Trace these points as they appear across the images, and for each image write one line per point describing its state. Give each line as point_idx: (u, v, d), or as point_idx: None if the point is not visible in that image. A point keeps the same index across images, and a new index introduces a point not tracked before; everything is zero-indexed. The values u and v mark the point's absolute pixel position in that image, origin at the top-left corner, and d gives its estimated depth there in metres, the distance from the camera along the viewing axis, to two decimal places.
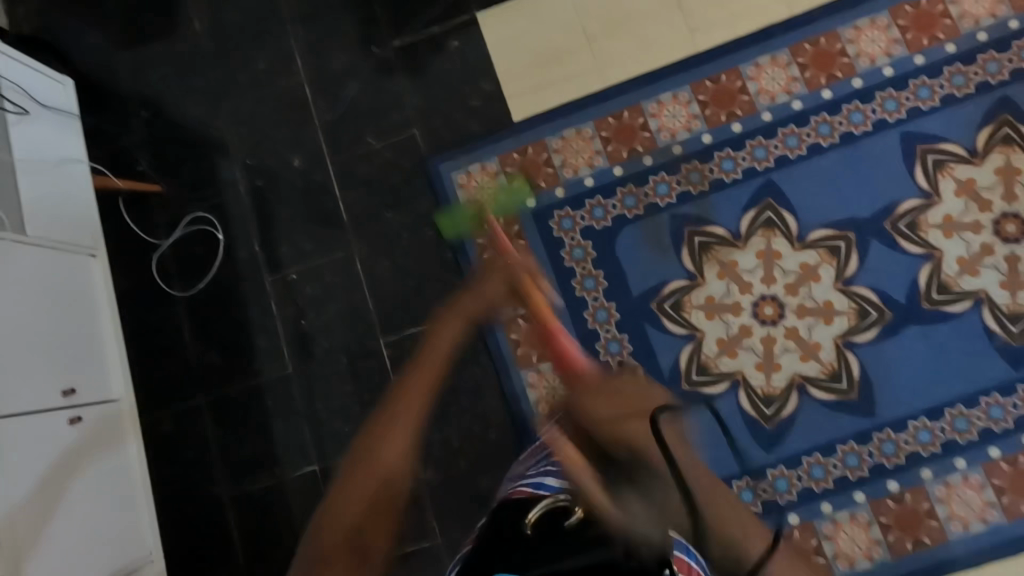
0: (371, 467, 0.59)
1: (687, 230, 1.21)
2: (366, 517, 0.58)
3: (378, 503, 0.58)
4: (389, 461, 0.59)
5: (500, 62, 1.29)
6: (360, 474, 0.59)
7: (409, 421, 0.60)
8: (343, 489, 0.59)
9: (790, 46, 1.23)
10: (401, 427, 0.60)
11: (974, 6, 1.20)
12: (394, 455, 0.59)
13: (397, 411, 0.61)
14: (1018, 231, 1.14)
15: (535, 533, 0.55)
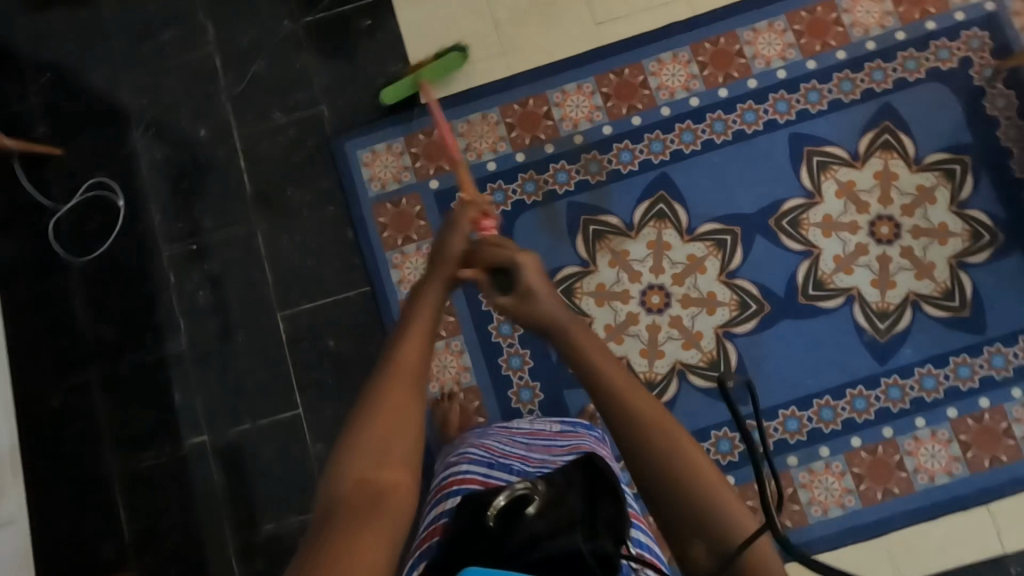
0: (381, 417, 0.56)
1: (583, 219, 1.24)
2: (376, 467, 0.54)
3: (394, 444, 0.55)
4: (395, 407, 0.57)
5: (412, 44, 1.31)
6: (357, 439, 0.55)
7: (407, 373, 0.60)
8: (347, 455, 0.55)
9: (691, 44, 1.27)
10: (400, 381, 0.59)
11: (864, 16, 1.25)
12: (395, 411, 0.57)
13: (398, 367, 0.60)
14: (891, 233, 1.20)
15: (498, 524, 0.62)
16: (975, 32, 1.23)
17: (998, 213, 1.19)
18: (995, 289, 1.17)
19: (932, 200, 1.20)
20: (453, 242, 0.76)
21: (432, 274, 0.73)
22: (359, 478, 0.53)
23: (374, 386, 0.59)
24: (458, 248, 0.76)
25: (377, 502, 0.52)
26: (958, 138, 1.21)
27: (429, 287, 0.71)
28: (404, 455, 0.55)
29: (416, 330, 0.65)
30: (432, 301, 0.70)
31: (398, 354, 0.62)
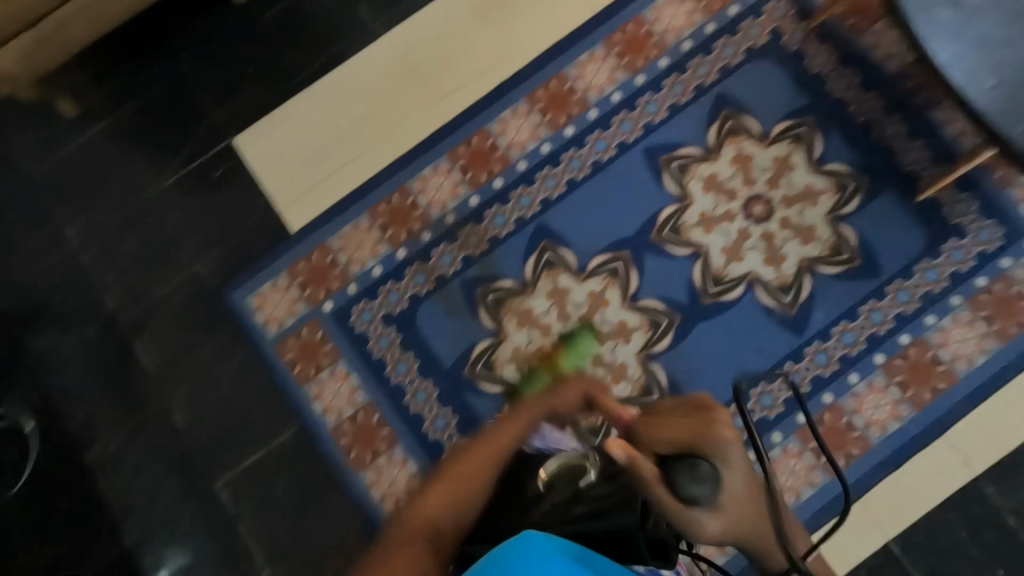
0: (466, 467, 0.71)
1: (479, 291, 1.25)
2: (445, 510, 0.67)
3: (457, 495, 0.68)
4: (475, 470, 0.71)
5: (267, 179, 1.32)
6: (455, 470, 0.71)
7: (495, 452, 0.72)
8: (439, 484, 0.69)
9: (526, 96, 1.30)
10: (487, 451, 0.72)
11: (673, 19, 1.30)
12: (479, 468, 0.71)
13: (490, 441, 0.73)
14: (765, 210, 1.23)
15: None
16: (775, 3, 1.29)
17: (854, 159, 1.23)
18: (876, 230, 1.21)
19: (792, 167, 1.24)
20: (566, 392, 0.79)
21: (549, 395, 0.79)
22: (429, 516, 0.66)
23: (468, 446, 0.74)
24: (574, 401, 0.79)
25: (433, 540, 0.63)
26: (794, 103, 1.26)
27: (571, 384, 0.80)
28: (455, 507, 0.68)
29: (527, 405, 0.77)
30: (537, 411, 0.77)
31: (491, 434, 0.74)
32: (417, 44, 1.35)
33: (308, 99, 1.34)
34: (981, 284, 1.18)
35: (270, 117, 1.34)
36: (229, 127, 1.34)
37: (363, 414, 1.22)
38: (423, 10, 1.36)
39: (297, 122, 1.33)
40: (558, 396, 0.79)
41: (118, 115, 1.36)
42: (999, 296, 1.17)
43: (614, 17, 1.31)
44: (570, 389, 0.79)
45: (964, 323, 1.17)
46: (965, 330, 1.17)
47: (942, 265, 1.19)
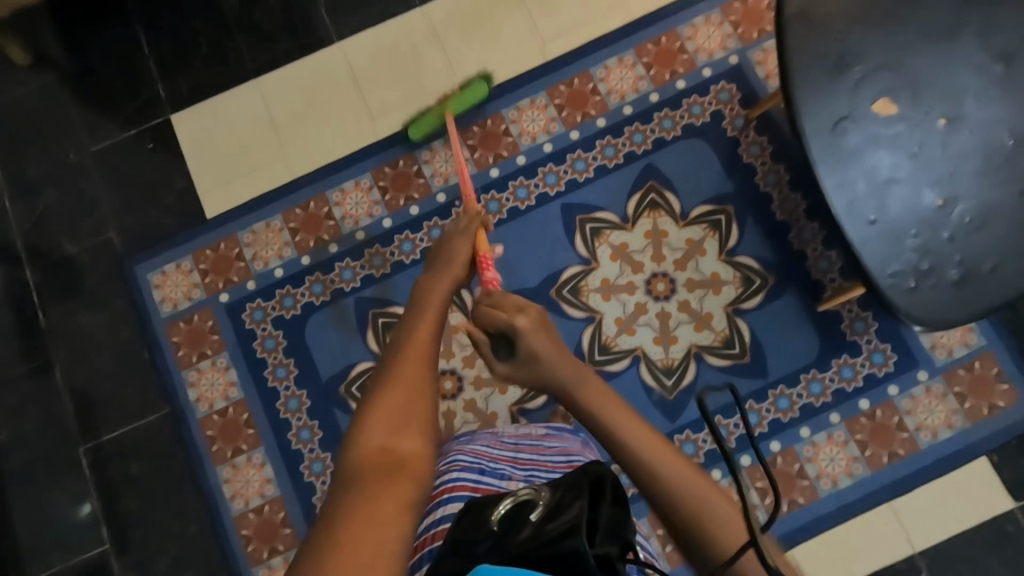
0: (404, 376, 0.63)
1: (372, 312, 1.25)
2: (393, 434, 0.58)
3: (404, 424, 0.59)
4: (410, 376, 0.63)
5: (193, 161, 1.33)
6: (389, 386, 0.62)
7: (424, 349, 0.68)
8: (373, 413, 0.59)
9: (460, 129, 1.31)
10: (411, 358, 0.66)
11: (619, 82, 1.30)
12: (415, 379, 0.63)
13: (411, 340, 0.69)
14: (667, 288, 1.23)
15: (503, 527, 0.54)
16: (723, 85, 1.28)
17: (765, 257, 1.22)
18: (770, 332, 1.20)
19: (702, 252, 1.23)
20: (452, 262, 0.89)
21: (435, 278, 0.83)
22: (380, 442, 0.57)
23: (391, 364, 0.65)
24: (460, 270, 0.88)
25: (395, 468, 0.55)
26: (719, 189, 1.25)
27: (437, 275, 0.84)
28: (410, 429, 0.59)
29: (417, 309, 0.75)
30: (431, 315, 0.74)
31: (404, 337, 0.70)
32: (365, 57, 1.34)
33: (251, 91, 1.35)
34: (863, 407, 1.16)
35: (211, 103, 1.35)
36: (170, 103, 1.35)
37: (233, 410, 1.23)
38: (381, 24, 1.35)
39: (235, 112, 1.34)
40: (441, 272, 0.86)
41: (68, 70, 1.37)
42: (878, 422, 1.16)
43: (563, 69, 1.32)
44: (457, 248, 0.92)
45: (837, 443, 1.16)
46: (837, 449, 1.16)
47: (829, 379, 1.17)
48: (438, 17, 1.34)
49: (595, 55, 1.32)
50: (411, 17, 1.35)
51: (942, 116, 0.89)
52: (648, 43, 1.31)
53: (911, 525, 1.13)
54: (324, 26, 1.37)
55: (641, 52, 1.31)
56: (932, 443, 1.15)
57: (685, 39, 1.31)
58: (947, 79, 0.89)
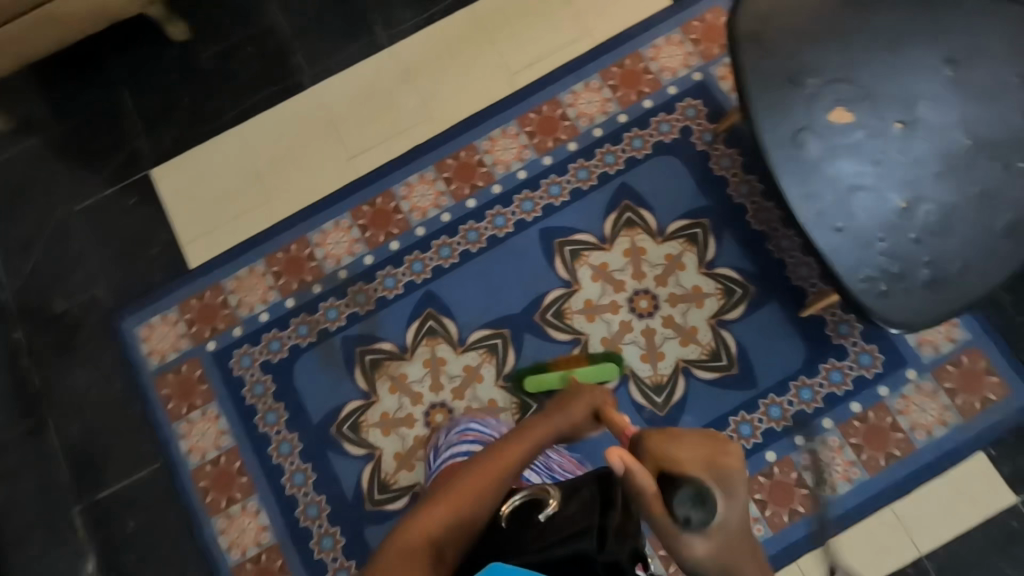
0: (482, 480, 0.69)
1: (358, 350, 1.26)
2: (447, 533, 0.64)
3: (462, 516, 0.65)
4: (484, 488, 0.68)
5: (174, 212, 1.34)
6: (466, 487, 0.68)
7: (511, 466, 0.72)
8: (442, 501, 0.67)
9: (435, 163, 1.33)
10: (499, 468, 0.71)
11: (588, 106, 1.33)
12: (486, 488, 0.68)
13: (503, 456, 0.73)
14: (650, 305, 1.23)
15: (511, 524, 0.66)
16: (689, 102, 1.31)
17: (745, 266, 1.23)
18: (756, 341, 1.20)
19: (682, 267, 1.24)
20: (571, 410, 0.83)
21: (556, 413, 0.82)
22: (433, 534, 0.63)
23: (479, 462, 0.72)
24: (579, 417, 0.83)
25: (436, 564, 0.60)
26: (694, 203, 1.26)
27: (556, 412, 0.82)
28: (459, 534, 0.64)
29: (528, 428, 0.78)
30: (537, 435, 0.77)
31: (507, 445, 0.75)
32: (339, 100, 1.37)
33: (228, 140, 1.37)
34: (855, 410, 1.16)
35: (190, 154, 1.37)
36: (150, 158, 1.38)
37: (225, 459, 1.23)
38: (353, 66, 1.39)
39: (213, 161, 1.36)
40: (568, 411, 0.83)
41: (49, 132, 1.40)
42: (871, 424, 1.15)
43: (532, 97, 1.34)
44: (578, 406, 0.84)
45: (833, 448, 1.15)
46: (833, 455, 1.15)
47: (818, 385, 1.17)
48: (408, 55, 1.38)
49: (562, 81, 1.34)
50: (382, 57, 1.39)
51: (897, 121, 0.91)
52: (613, 66, 1.34)
53: (915, 527, 1.11)
54: (298, 72, 1.39)
55: (606, 75, 1.34)
56: (928, 442, 1.14)
57: (648, 60, 1.33)
58: (899, 85, 0.91)
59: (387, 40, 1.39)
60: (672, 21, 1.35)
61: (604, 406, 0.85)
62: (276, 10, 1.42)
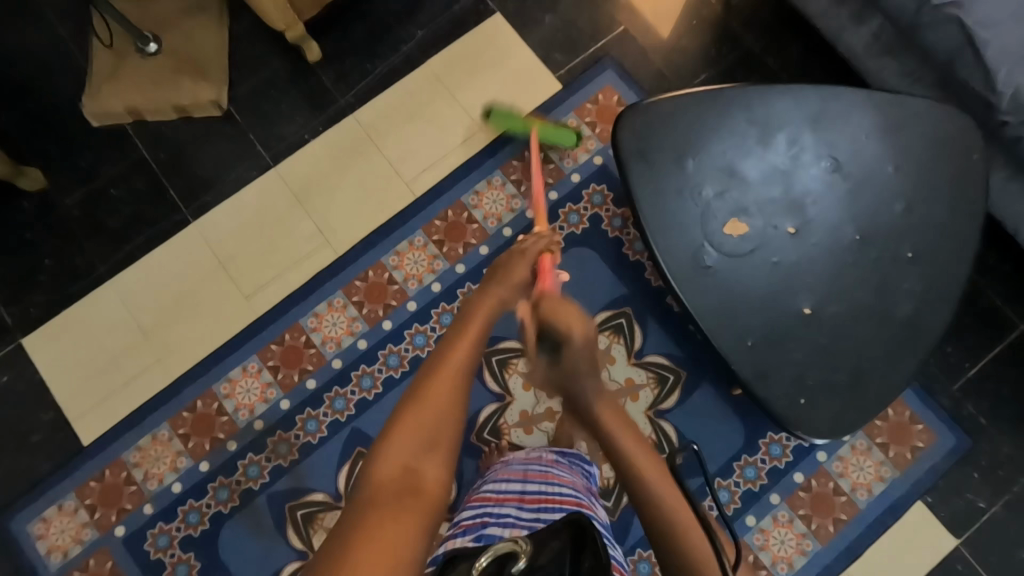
0: (436, 390, 0.67)
1: (288, 507, 1.16)
2: (420, 455, 0.63)
3: (431, 427, 0.65)
4: (440, 398, 0.67)
5: (57, 384, 1.21)
6: (419, 403, 0.66)
7: (460, 363, 0.70)
8: (401, 431, 0.64)
9: (342, 287, 1.25)
10: (445, 374, 0.68)
11: (493, 205, 1.29)
12: (445, 385, 0.68)
13: (444, 369, 0.69)
14: None
15: None
16: (595, 188, 1.29)
17: (673, 352, 1.22)
18: (695, 426, 1.19)
19: (612, 361, 1.22)
20: (509, 275, 0.78)
21: (492, 281, 0.78)
22: (405, 461, 0.62)
23: (429, 364, 0.70)
24: (523, 279, 0.79)
25: (419, 487, 0.60)
26: (614, 292, 1.24)
27: (491, 287, 0.77)
28: (433, 453, 0.64)
29: (463, 325, 0.73)
30: (482, 320, 0.74)
31: (442, 354, 0.70)
32: (228, 233, 1.28)
33: (107, 293, 1.24)
34: (799, 480, 1.17)
35: (66, 316, 1.23)
36: (18, 328, 1.23)
37: None
38: (239, 193, 1.30)
39: (94, 320, 1.23)
40: (512, 272, 0.78)
41: None
42: (816, 493, 1.17)
43: (435, 203, 1.29)
44: (513, 266, 0.79)
45: (784, 524, 1.16)
46: (785, 530, 1.15)
47: (761, 462, 1.18)
48: (295, 175, 1.30)
49: (464, 182, 1.30)
50: (269, 180, 1.30)
51: (789, 225, 0.91)
52: (513, 160, 1.30)
53: None
54: (175, 208, 1.29)
55: (508, 170, 1.30)
56: (870, 500, 1.16)
57: (547, 149, 1.31)
58: (785, 189, 0.92)
59: (269, 160, 1.31)
60: (566, 106, 1.33)
61: (544, 253, 0.81)
62: (141, 141, 1.31)
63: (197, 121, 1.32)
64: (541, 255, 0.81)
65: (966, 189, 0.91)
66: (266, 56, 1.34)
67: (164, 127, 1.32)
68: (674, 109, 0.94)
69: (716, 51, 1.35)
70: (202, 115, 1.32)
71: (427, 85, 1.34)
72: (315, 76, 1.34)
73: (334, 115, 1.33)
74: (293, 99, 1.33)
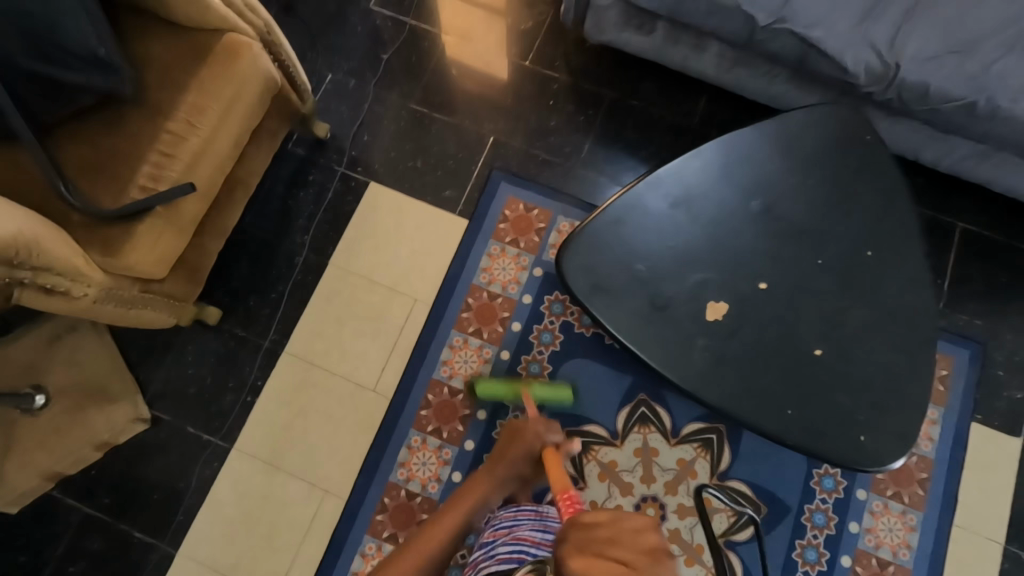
0: (406, 560, 0.73)
1: None
2: None
3: None
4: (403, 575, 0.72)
5: None
6: (387, 572, 0.73)
7: (428, 548, 0.74)
8: None
9: (367, 530, 1.14)
10: (425, 546, 0.74)
11: (466, 364, 1.23)
12: (412, 564, 0.73)
13: (423, 543, 0.75)
14: (658, 508, 1.16)
15: None
16: (551, 298, 1.26)
17: (703, 411, 1.20)
18: (760, 469, 1.17)
19: (655, 451, 1.18)
20: (510, 453, 0.84)
21: (498, 465, 0.83)
22: None
23: (404, 546, 0.75)
24: (517, 471, 0.83)
25: None
26: (622, 386, 1.21)
27: (493, 474, 0.82)
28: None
29: (459, 506, 0.79)
30: (464, 505, 0.80)
31: (436, 522, 0.77)
32: (222, 540, 1.15)
33: None
34: None
35: None
36: None
37: None
38: (213, 493, 1.17)
39: None
40: (511, 454, 0.83)
41: None
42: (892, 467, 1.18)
43: (411, 395, 1.21)
44: (518, 442, 0.84)
45: (883, 511, 1.16)
46: (888, 517, 1.16)
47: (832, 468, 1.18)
48: (260, 443, 1.19)
49: (428, 358, 1.23)
50: (236, 465, 1.18)
51: (760, 281, 0.91)
52: (462, 312, 1.25)
53: (984, 525, 1.16)
54: (152, 545, 1.15)
55: (462, 324, 1.25)
56: (936, 445, 1.19)
57: (487, 285, 1.27)
58: (737, 248, 0.92)
59: (225, 442, 1.19)
60: (482, 236, 1.29)
61: (544, 445, 0.83)
62: (78, 499, 1.16)
63: (128, 445, 1.19)
64: (543, 449, 0.83)
65: (879, 168, 0.96)
66: (169, 340, 1.24)
67: (93, 471, 1.17)
68: (601, 228, 0.93)
69: (585, 116, 1.36)
70: (129, 435, 1.18)
71: (342, 285, 1.27)
72: (227, 334, 1.24)
73: (268, 362, 1.23)
74: (217, 368, 1.23)
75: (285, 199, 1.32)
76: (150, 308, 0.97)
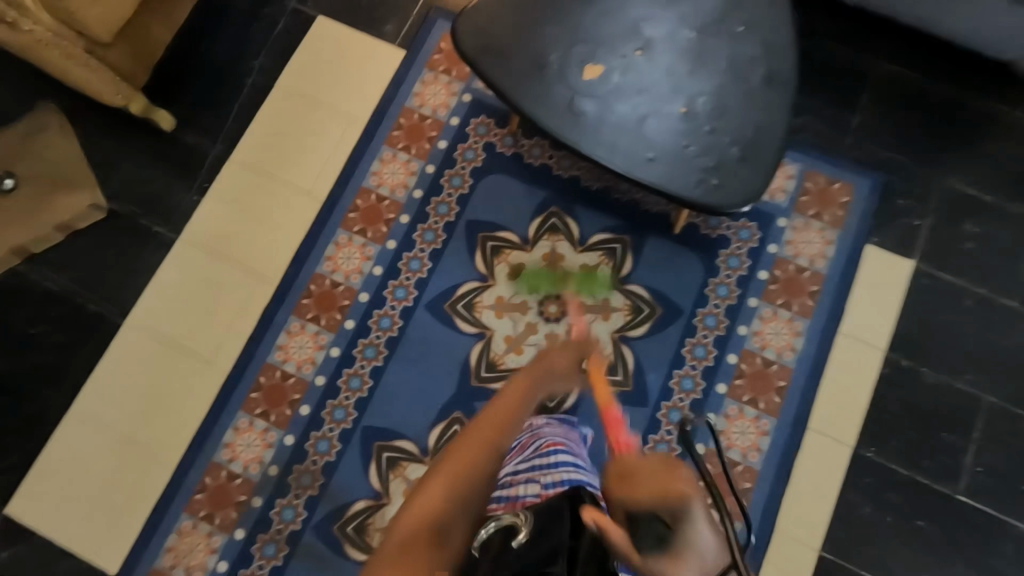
0: (468, 450, 0.65)
1: (336, 528, 1.15)
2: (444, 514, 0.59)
3: (463, 490, 0.61)
4: (472, 467, 0.63)
5: (60, 532, 1.17)
6: (448, 462, 0.64)
7: (492, 440, 0.66)
8: (433, 480, 0.62)
9: (294, 312, 1.26)
10: (486, 431, 0.67)
11: (394, 175, 1.33)
12: (486, 446, 0.65)
13: (485, 426, 0.67)
14: (559, 307, 1.25)
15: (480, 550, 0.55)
16: (477, 121, 1.35)
17: (610, 223, 1.28)
18: (660, 275, 1.25)
19: (562, 258, 1.27)
20: (561, 351, 0.84)
21: None
22: (427, 521, 0.57)
23: (449, 449, 0.66)
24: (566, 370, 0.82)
25: (441, 540, 0.56)
26: (535, 200, 1.30)
27: None
28: (461, 513, 0.59)
29: (512, 385, 0.74)
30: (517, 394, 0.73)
31: (491, 408, 0.70)
32: (162, 315, 1.26)
33: (70, 425, 1.21)
34: (765, 277, 1.25)
35: (40, 465, 1.20)
36: None
37: None
38: (157, 274, 1.29)
39: (71, 455, 1.20)
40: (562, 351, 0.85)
41: None
42: (785, 279, 1.25)
43: (342, 199, 1.32)
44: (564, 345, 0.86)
45: (772, 318, 1.23)
46: (777, 324, 1.23)
47: (727, 277, 1.25)
48: (202, 236, 1.31)
49: (359, 169, 1.33)
50: (179, 254, 1.30)
51: (636, 49, 0.99)
52: (393, 129, 1.35)
53: (868, 335, 1.22)
54: (102, 316, 1.27)
55: (393, 139, 1.35)
56: (829, 263, 1.26)
57: (418, 108, 1.36)
58: (619, 24, 0.99)
59: (171, 235, 1.31)
60: (416, 66, 1.39)
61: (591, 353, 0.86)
62: (38, 275, 1.29)
63: (86, 231, 1.31)
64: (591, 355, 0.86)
65: None
66: (124, 144, 1.35)
67: (55, 252, 1.30)
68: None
69: None
70: (88, 223, 1.31)
71: (286, 104, 1.38)
72: (178, 141, 1.35)
73: (214, 166, 1.34)
74: (167, 172, 1.34)
75: (238, 29, 1.42)
76: (94, 72, 1.09)
